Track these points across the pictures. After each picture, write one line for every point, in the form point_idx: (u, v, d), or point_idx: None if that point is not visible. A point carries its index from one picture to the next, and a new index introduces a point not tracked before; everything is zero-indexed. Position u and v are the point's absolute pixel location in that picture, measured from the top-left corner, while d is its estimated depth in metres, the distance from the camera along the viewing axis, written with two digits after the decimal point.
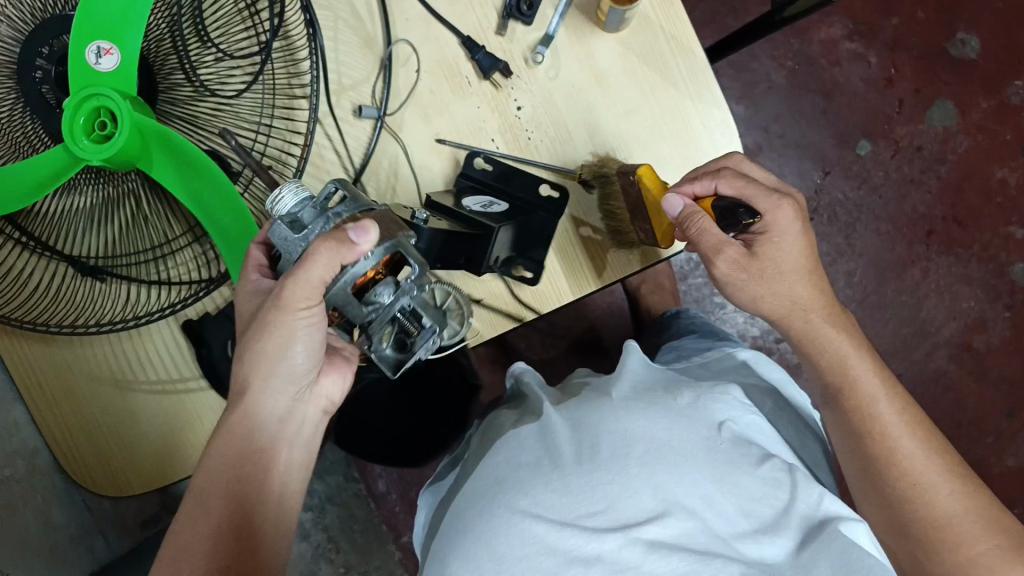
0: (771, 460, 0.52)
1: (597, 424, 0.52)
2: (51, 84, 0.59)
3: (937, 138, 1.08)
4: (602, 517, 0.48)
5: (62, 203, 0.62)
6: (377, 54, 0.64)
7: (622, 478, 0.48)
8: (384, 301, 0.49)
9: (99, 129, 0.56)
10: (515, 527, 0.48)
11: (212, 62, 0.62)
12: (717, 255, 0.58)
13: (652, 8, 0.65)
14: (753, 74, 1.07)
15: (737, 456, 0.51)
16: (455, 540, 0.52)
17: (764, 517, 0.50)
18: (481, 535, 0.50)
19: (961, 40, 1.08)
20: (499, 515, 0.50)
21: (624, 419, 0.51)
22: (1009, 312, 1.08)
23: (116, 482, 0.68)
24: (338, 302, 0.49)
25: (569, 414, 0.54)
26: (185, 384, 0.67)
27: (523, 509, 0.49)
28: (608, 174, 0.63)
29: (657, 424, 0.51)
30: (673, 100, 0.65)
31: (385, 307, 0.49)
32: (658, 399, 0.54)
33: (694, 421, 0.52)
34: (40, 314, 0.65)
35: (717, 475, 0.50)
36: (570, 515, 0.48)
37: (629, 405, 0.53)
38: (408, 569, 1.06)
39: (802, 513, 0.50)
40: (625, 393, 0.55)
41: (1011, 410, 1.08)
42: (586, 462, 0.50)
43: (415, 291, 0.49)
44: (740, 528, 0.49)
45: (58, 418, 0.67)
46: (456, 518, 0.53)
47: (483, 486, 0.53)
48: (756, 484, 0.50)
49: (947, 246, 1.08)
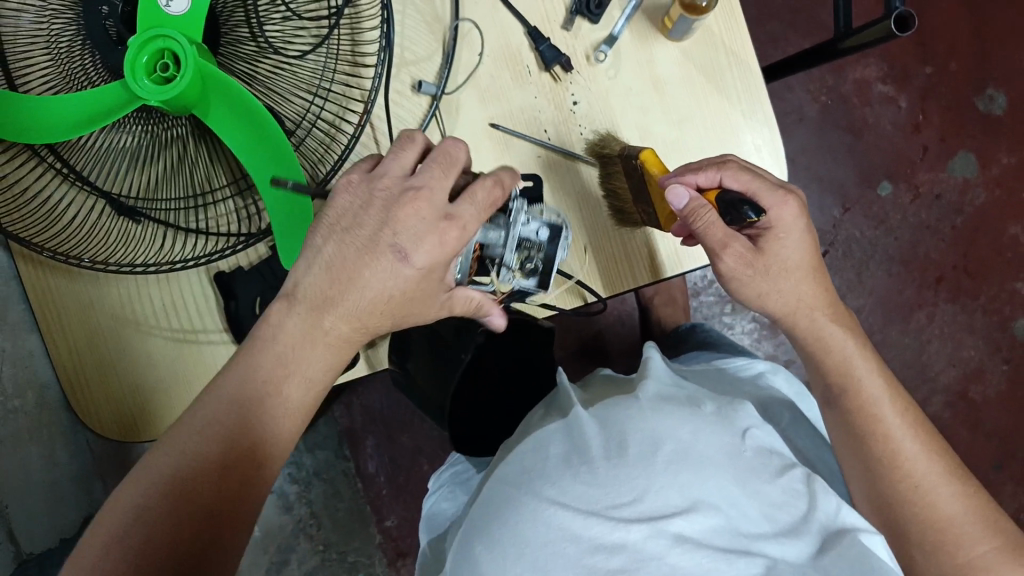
0: (791, 471, 0.53)
1: (625, 422, 0.53)
2: (116, 18, 0.59)
3: (956, 188, 1.11)
4: (628, 508, 0.49)
5: (108, 137, 0.61)
6: (441, 33, 0.65)
7: (648, 473, 0.49)
8: (509, 229, 0.56)
9: (161, 71, 0.54)
10: (541, 514, 0.49)
11: (279, 20, 0.62)
12: (723, 249, 0.58)
13: (717, 21, 0.66)
14: (786, 104, 1.09)
15: (758, 465, 0.52)
16: (480, 533, 0.52)
17: (786, 522, 0.50)
18: (509, 527, 0.50)
19: (989, 96, 1.11)
20: (527, 502, 0.50)
21: (652, 419, 0.52)
22: (1007, 365, 1.11)
23: (121, 427, 0.67)
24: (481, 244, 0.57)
25: (598, 413, 0.55)
26: (207, 336, 0.67)
27: (548, 497, 0.50)
28: (609, 155, 0.65)
29: (684, 425, 0.52)
30: (725, 114, 0.66)
31: (513, 233, 0.56)
32: (682, 403, 0.55)
33: (719, 427, 0.53)
34: (71, 249, 0.64)
35: (740, 479, 0.51)
36: (596, 505, 0.49)
37: (655, 406, 0.54)
38: (388, 553, 1.08)
39: (820, 521, 0.51)
40: (652, 396, 0.55)
41: (999, 462, 1.10)
42: (614, 457, 0.51)
43: (523, 210, 0.56)
44: (764, 529, 0.49)
45: (74, 354, 0.66)
46: (484, 509, 0.54)
47: (511, 474, 0.54)
48: (776, 491, 0.51)
49: (955, 294, 1.11)
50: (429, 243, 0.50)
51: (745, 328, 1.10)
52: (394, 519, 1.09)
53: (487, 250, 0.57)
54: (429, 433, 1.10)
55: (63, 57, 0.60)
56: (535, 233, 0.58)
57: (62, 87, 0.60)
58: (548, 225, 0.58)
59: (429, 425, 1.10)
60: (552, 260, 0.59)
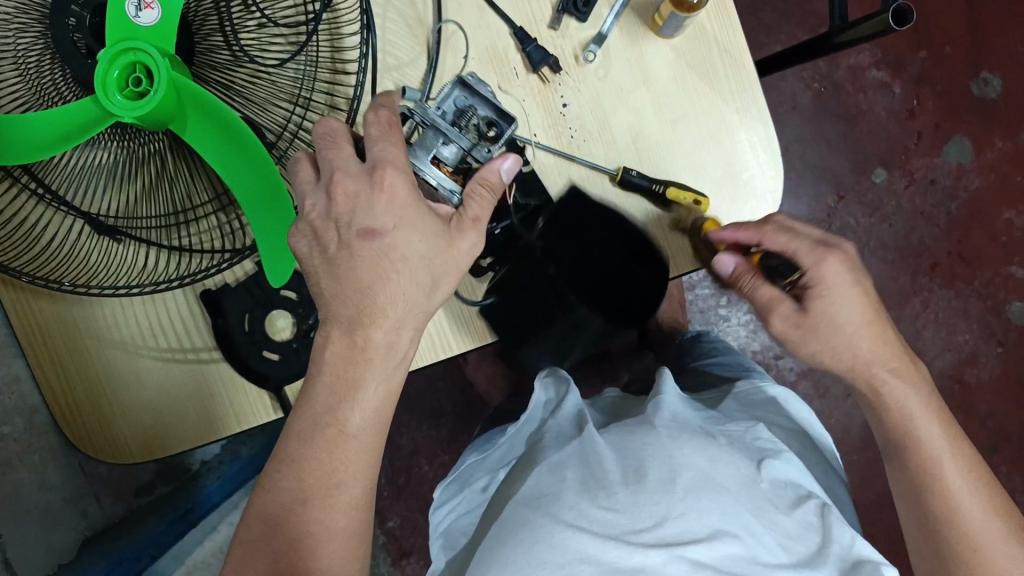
0: (805, 505, 0.52)
1: (643, 449, 0.51)
2: (85, 33, 0.55)
3: (951, 174, 1.10)
4: (649, 533, 0.47)
5: (83, 156, 0.59)
6: (424, 35, 0.63)
7: (669, 500, 0.48)
8: (431, 128, 0.56)
9: (133, 86, 0.52)
10: (557, 537, 0.47)
11: (254, 27, 0.60)
12: (771, 313, 0.59)
13: (708, 18, 0.65)
14: (779, 93, 1.08)
15: (773, 497, 0.51)
16: (489, 554, 0.50)
17: (802, 553, 0.49)
18: (521, 543, 0.48)
19: (984, 80, 1.10)
20: (541, 524, 0.48)
21: (671, 446, 0.50)
22: (1001, 350, 1.11)
23: (113, 449, 0.66)
24: (430, 156, 0.56)
25: (614, 441, 0.54)
26: (197, 355, 0.66)
27: (565, 521, 0.48)
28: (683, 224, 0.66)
29: (701, 454, 0.50)
30: (718, 111, 0.65)
31: (433, 125, 0.56)
32: (699, 432, 0.54)
33: (737, 457, 0.52)
34: (51, 271, 0.62)
35: (755, 509, 0.49)
36: (615, 530, 0.47)
37: (673, 434, 0.52)
38: (389, 555, 1.08)
39: (836, 555, 0.50)
40: (667, 423, 0.54)
41: (994, 445, 1.10)
42: (632, 484, 0.49)
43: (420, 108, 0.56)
44: (781, 559, 0.48)
45: (62, 376, 0.65)
46: (495, 537, 0.51)
47: (528, 497, 0.51)
48: (792, 524, 0.50)
49: (950, 280, 1.10)
50: (382, 203, 0.52)
51: (740, 320, 1.11)
52: (396, 519, 1.09)
53: (446, 159, 0.57)
54: (427, 433, 1.09)
55: (31, 71, 0.58)
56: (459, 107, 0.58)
57: (33, 104, 0.59)
58: (460, 88, 0.58)
59: (427, 426, 1.09)
60: (485, 100, 0.58)
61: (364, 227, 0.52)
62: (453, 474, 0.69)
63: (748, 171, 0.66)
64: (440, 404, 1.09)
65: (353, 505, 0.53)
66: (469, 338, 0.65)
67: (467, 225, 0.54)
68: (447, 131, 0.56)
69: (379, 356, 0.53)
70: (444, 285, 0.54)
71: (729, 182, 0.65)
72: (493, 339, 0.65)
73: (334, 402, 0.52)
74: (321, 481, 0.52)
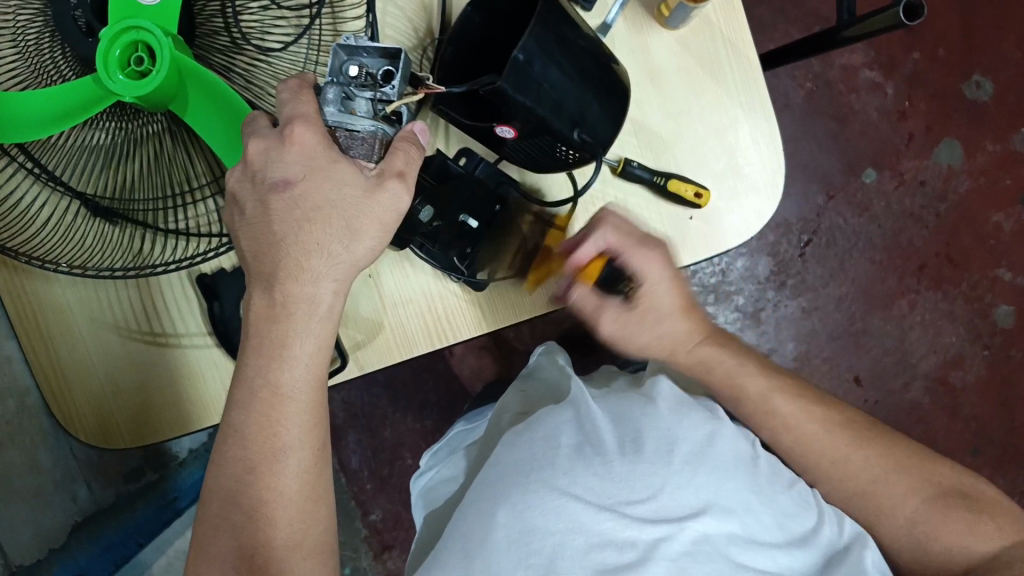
0: (799, 483, 0.56)
1: (639, 421, 0.53)
2: (86, 9, 0.54)
3: (941, 176, 1.13)
4: (644, 505, 0.49)
5: (80, 135, 0.58)
6: (431, 26, 0.64)
7: (666, 472, 0.50)
8: (339, 100, 0.49)
9: (135, 65, 0.51)
10: (554, 504, 0.48)
11: (257, 10, 0.60)
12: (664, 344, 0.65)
13: (714, 10, 0.66)
14: (773, 91, 1.10)
15: (772, 475, 0.55)
16: (485, 504, 0.51)
17: (796, 531, 0.53)
18: (512, 504, 0.49)
19: (975, 83, 1.13)
20: (535, 491, 0.49)
21: (667, 419, 0.53)
22: (987, 352, 1.14)
23: (101, 432, 0.65)
24: (347, 121, 0.49)
25: (610, 407, 0.56)
26: (190, 339, 0.65)
27: (560, 488, 0.49)
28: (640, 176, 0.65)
29: (699, 427, 0.53)
30: (722, 104, 0.67)
31: (338, 98, 0.49)
32: (696, 406, 0.56)
33: (736, 432, 0.56)
34: (48, 251, 0.62)
35: (756, 486, 0.52)
36: (609, 500, 0.49)
37: (670, 405, 0.55)
38: (371, 548, 1.08)
39: (825, 540, 0.54)
40: (666, 394, 0.57)
41: (976, 448, 1.13)
42: (630, 453, 0.50)
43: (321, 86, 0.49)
44: (776, 538, 0.51)
45: (51, 358, 0.64)
46: (483, 491, 0.52)
47: (516, 462, 0.52)
48: (788, 501, 0.53)
49: (936, 281, 1.13)
50: (343, 216, 0.49)
51: (729, 318, 1.10)
52: (378, 512, 1.08)
53: (366, 118, 0.50)
54: (411, 425, 1.09)
55: (31, 50, 0.56)
56: (349, 75, 0.48)
57: (30, 83, 0.57)
58: (345, 49, 0.48)
59: (411, 418, 1.09)
60: (375, 57, 0.48)
61: (277, 179, 0.49)
62: (440, 442, 0.73)
63: (749, 164, 0.67)
64: (425, 396, 1.09)
65: (305, 469, 0.51)
66: (465, 325, 0.66)
67: (389, 178, 0.50)
68: (348, 96, 0.49)
69: (302, 310, 0.50)
70: (365, 236, 0.50)
71: (735, 181, 0.67)
72: (491, 328, 0.66)
73: (264, 364, 0.50)
74: (267, 446, 0.50)
